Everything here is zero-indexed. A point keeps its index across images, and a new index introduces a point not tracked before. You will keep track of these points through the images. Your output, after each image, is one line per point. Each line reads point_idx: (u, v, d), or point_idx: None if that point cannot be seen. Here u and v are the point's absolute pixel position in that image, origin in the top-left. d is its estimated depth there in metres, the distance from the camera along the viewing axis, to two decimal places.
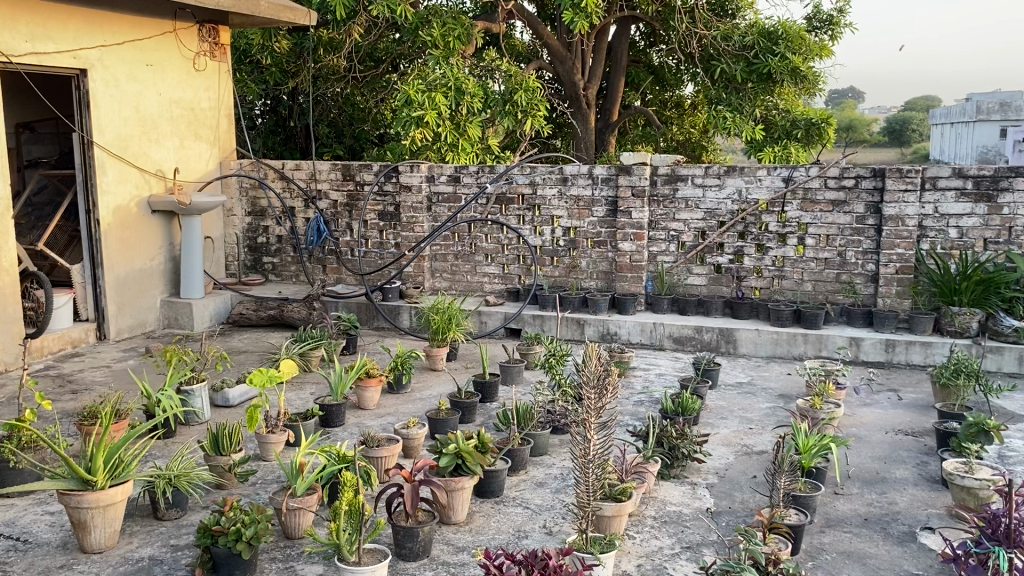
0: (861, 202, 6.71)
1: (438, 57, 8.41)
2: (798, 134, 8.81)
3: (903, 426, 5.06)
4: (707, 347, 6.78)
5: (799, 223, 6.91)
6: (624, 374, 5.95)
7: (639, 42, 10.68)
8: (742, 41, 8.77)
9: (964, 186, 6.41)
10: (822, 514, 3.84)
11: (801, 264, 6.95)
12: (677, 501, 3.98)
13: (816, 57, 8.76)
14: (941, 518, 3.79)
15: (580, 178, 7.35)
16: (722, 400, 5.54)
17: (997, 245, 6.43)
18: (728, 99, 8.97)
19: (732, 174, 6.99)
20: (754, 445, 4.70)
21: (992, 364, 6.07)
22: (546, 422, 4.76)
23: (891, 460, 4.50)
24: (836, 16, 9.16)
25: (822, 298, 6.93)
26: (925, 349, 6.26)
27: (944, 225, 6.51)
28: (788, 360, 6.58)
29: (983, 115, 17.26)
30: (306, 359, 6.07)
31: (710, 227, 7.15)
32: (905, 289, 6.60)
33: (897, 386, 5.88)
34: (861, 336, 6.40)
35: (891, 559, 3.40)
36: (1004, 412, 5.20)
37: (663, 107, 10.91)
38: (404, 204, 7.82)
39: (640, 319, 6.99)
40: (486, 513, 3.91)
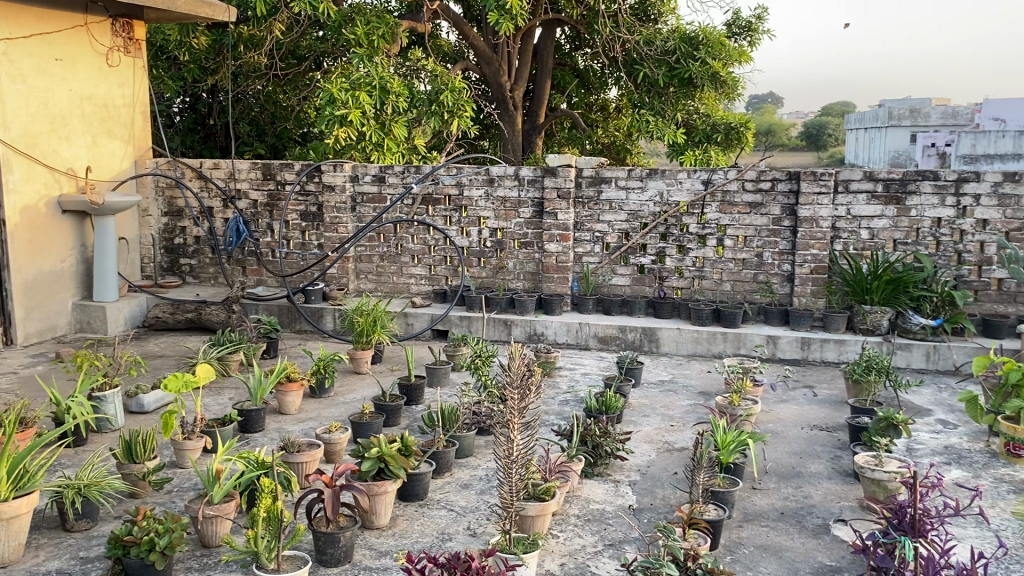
0: (777, 204, 6.89)
1: (362, 55, 8.30)
2: (718, 138, 9.04)
3: (818, 421, 5.21)
4: (631, 346, 6.86)
5: (718, 225, 7.06)
6: (550, 374, 5.97)
7: (564, 46, 10.76)
8: (664, 46, 8.90)
9: (874, 189, 6.65)
10: (739, 509, 3.92)
11: (720, 264, 7.10)
12: (601, 498, 4.02)
13: (735, 62, 8.96)
14: (853, 510, 3.91)
15: (507, 180, 7.35)
16: (645, 398, 5.62)
17: (905, 246, 6.67)
18: (651, 103, 9.11)
19: (654, 177, 7.10)
20: (675, 442, 4.78)
21: (902, 361, 6.31)
22: (471, 423, 4.75)
23: (807, 455, 4.63)
24: (754, 22, 9.37)
25: (741, 298, 7.09)
26: (839, 346, 6.45)
27: (856, 227, 6.73)
28: (708, 358, 6.71)
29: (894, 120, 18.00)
30: (225, 363, 5.93)
31: (633, 229, 7.24)
32: (819, 288, 6.80)
33: (813, 383, 6.06)
34: (778, 334, 6.57)
35: (805, 552, 3.49)
36: (913, 407, 5.40)
37: (589, 110, 11.03)
38: (327, 204, 7.70)
39: (565, 320, 7.03)
40: (409, 517, 3.87)
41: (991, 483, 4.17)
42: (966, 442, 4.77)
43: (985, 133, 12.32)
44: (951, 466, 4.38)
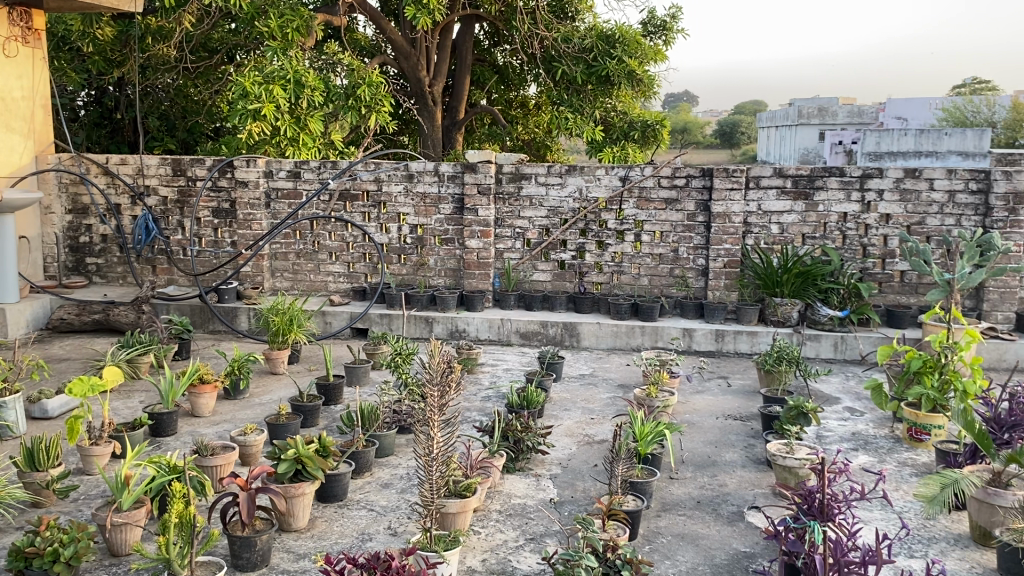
0: (692, 200, 7.03)
1: (275, 48, 8.11)
2: (635, 135, 9.19)
3: (732, 411, 5.35)
4: (552, 341, 6.91)
5: (635, 221, 7.16)
6: (471, 371, 5.95)
7: (483, 42, 10.75)
8: (581, 44, 8.98)
9: (784, 185, 6.84)
10: (657, 499, 3.99)
11: (638, 259, 7.21)
12: (522, 493, 4.03)
13: (651, 61, 9.08)
14: (766, 497, 4.02)
15: (426, 176, 7.31)
16: (566, 392, 5.66)
17: (813, 240, 6.89)
18: (570, 99, 9.14)
19: (573, 173, 7.15)
20: (595, 435, 4.83)
21: (811, 351, 6.52)
22: (391, 422, 4.69)
23: (722, 444, 4.73)
24: (669, 21, 9.54)
25: (658, 292, 7.22)
26: (751, 338, 6.63)
27: (767, 222, 6.92)
28: (627, 351, 6.79)
29: (804, 119, 18.78)
30: (134, 365, 5.73)
31: (553, 225, 7.29)
32: (732, 282, 6.97)
33: (727, 374, 6.22)
34: (694, 327, 6.71)
35: (721, 539, 3.57)
36: (822, 396, 5.58)
37: (509, 106, 11.04)
38: (240, 200, 7.51)
39: (487, 316, 7.02)
40: (328, 518, 3.81)
41: (895, 467, 4.34)
42: (872, 428, 4.96)
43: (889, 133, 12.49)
44: (858, 451, 4.55)
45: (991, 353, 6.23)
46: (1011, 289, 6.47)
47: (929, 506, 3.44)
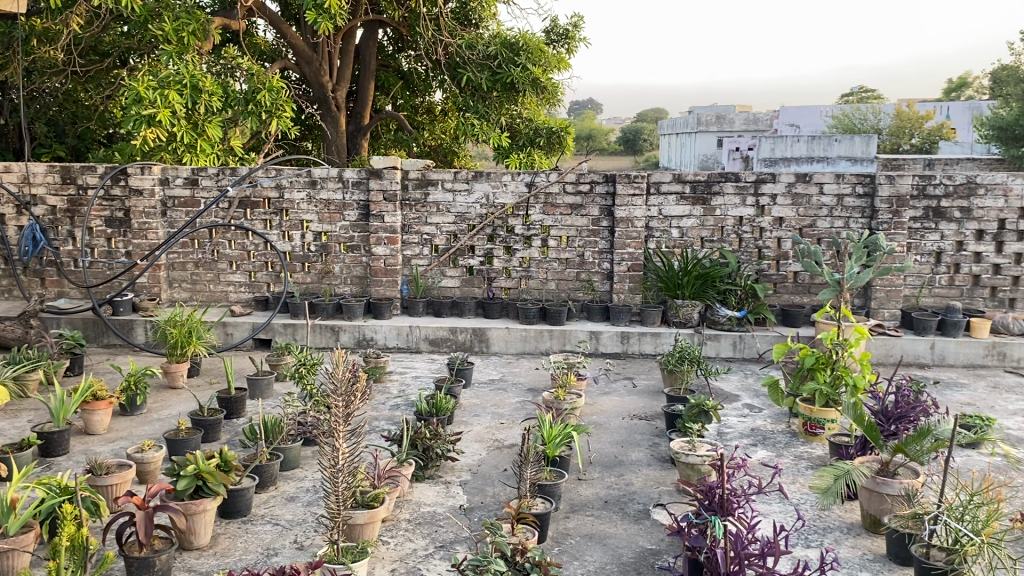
0: (596, 206, 7.15)
1: (171, 52, 7.85)
2: (540, 142, 9.32)
3: (638, 411, 5.46)
4: (461, 347, 6.89)
5: (542, 226, 7.23)
6: (380, 380, 5.88)
7: (387, 47, 10.70)
8: (486, 51, 8.99)
9: (683, 191, 7.04)
10: (566, 501, 4.03)
11: (545, 264, 7.28)
12: (431, 501, 4.01)
13: (555, 68, 9.19)
14: (671, 494, 4.11)
15: (330, 182, 7.20)
16: (476, 398, 5.67)
17: (712, 243, 7.10)
18: (476, 105, 9.12)
19: (479, 179, 7.17)
20: (505, 439, 4.85)
21: (711, 351, 6.71)
22: (296, 433, 4.59)
23: (628, 444, 4.82)
24: (571, 30, 9.67)
25: (565, 296, 7.30)
26: (655, 339, 6.77)
27: (667, 226, 7.11)
28: (535, 355, 6.85)
29: (704, 126, 19.47)
30: (22, 383, 5.44)
31: (461, 231, 7.29)
32: (636, 285, 7.11)
33: (633, 375, 6.34)
34: (600, 329, 6.81)
35: (628, 538, 3.64)
36: (722, 394, 5.75)
37: (415, 112, 10.93)
38: (134, 209, 7.25)
39: (395, 323, 6.94)
40: (231, 535, 3.71)
41: (792, 461, 4.50)
42: (770, 423, 5.14)
43: (783, 138, 13.15)
44: (757, 447, 4.70)
45: (878, 348, 6.54)
46: (896, 287, 6.82)
47: (823, 498, 3.60)
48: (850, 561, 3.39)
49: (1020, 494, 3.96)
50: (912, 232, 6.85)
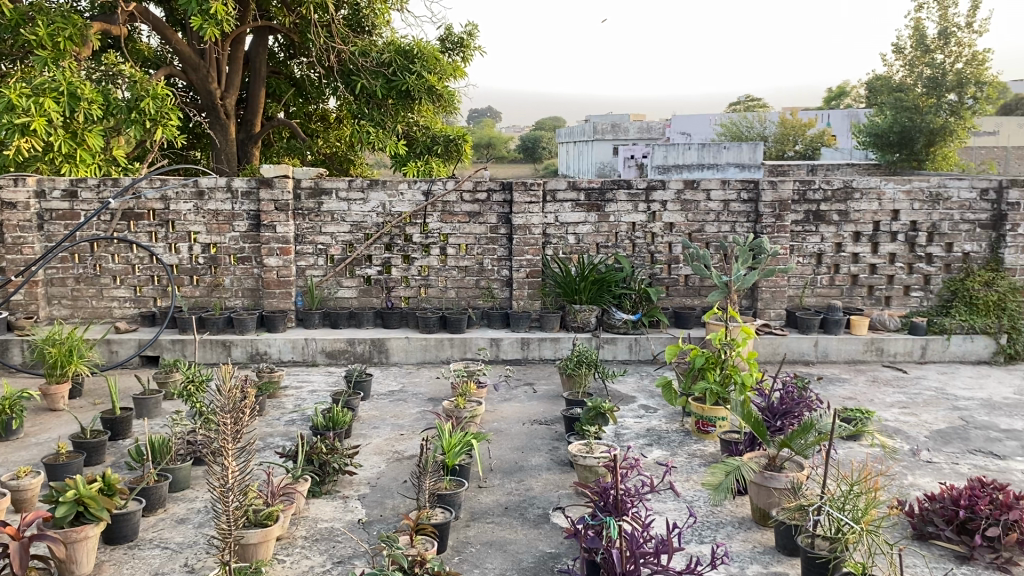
0: (494, 213, 7.19)
1: (45, 58, 7.46)
2: (438, 150, 9.31)
3: (538, 416, 5.50)
4: (360, 358, 6.78)
5: (440, 234, 7.21)
6: (274, 395, 5.73)
7: (279, 54, 10.45)
8: (380, 58, 8.93)
9: (578, 198, 7.15)
10: (466, 509, 4.01)
11: (444, 272, 7.26)
12: (329, 516, 3.92)
13: (450, 77, 9.17)
14: (570, 497, 4.16)
15: (218, 192, 6.99)
16: (375, 410, 5.59)
17: (607, 248, 7.25)
18: (371, 113, 9.02)
19: (375, 188, 7.10)
20: (405, 450, 4.81)
21: (609, 354, 6.83)
22: (185, 453, 4.42)
23: (528, 449, 4.85)
24: (466, 38, 9.69)
25: (465, 304, 7.30)
26: (555, 344, 6.84)
27: (564, 233, 7.21)
28: (436, 364, 6.80)
29: (600, 134, 19.90)
30: None
31: (357, 240, 7.19)
32: (535, 291, 7.18)
33: (533, 380, 6.38)
34: (500, 336, 6.83)
35: (528, 543, 3.65)
36: (620, 396, 5.84)
37: (308, 119, 10.74)
38: (7, 223, 6.87)
39: (290, 336, 6.77)
40: (117, 562, 3.54)
41: (686, 458, 4.62)
42: (664, 423, 5.26)
43: (675, 146, 13.44)
44: (653, 447, 4.80)
45: (766, 347, 6.78)
46: (781, 288, 7.09)
47: (714, 494, 3.68)
48: (742, 555, 3.49)
49: (897, 482, 4.18)
50: (794, 235, 7.15)
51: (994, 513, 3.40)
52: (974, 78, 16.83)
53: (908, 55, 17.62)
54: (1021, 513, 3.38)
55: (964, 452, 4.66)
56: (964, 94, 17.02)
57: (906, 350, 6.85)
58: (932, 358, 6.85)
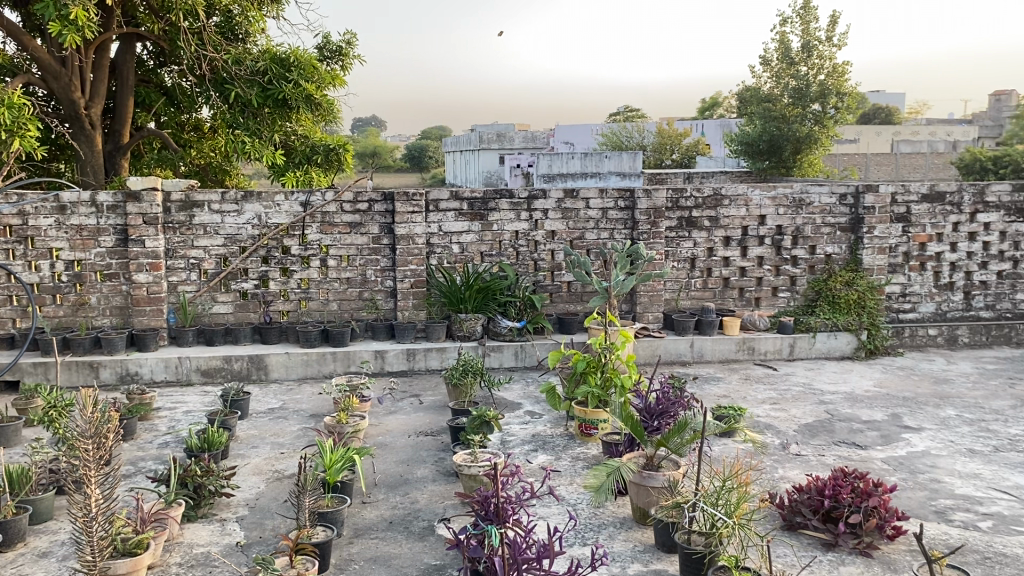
0: (375, 223, 7.12)
1: None
2: (317, 159, 9.18)
3: (424, 427, 5.47)
4: (238, 376, 6.57)
5: (320, 245, 7.09)
6: (146, 418, 5.49)
7: (148, 62, 10.07)
8: (254, 66, 8.67)
9: (461, 207, 7.18)
10: (349, 526, 3.94)
11: (325, 284, 7.13)
12: (205, 541, 3.78)
13: (329, 85, 9.03)
14: (455, 507, 4.15)
15: (82, 207, 6.66)
16: (253, 429, 5.42)
17: (490, 257, 7.30)
18: (246, 123, 8.72)
19: (250, 200, 6.91)
20: (286, 469, 4.69)
21: (495, 362, 6.87)
22: (47, 482, 4.18)
23: (413, 462, 4.81)
24: (344, 47, 9.58)
25: (347, 317, 7.19)
26: (440, 354, 6.83)
27: (448, 242, 7.22)
28: (318, 379, 6.66)
29: (485, 144, 20.04)
30: None
31: (232, 253, 6.98)
32: (419, 301, 7.14)
33: (419, 392, 6.33)
34: (384, 348, 6.76)
35: (412, 556, 3.62)
36: (505, 403, 5.87)
37: (180, 129, 10.32)
38: None
39: (163, 356, 6.50)
40: None
41: (569, 462, 4.68)
42: (549, 428, 5.33)
43: (558, 155, 13.78)
44: (538, 452, 4.84)
45: (645, 349, 6.98)
46: (658, 292, 7.30)
47: (597, 495, 3.74)
48: (622, 555, 3.57)
49: (768, 475, 4.36)
50: (669, 241, 7.38)
51: (855, 501, 3.59)
52: (835, 89, 17.87)
53: (775, 67, 18.46)
54: (880, 499, 3.59)
55: (829, 444, 4.90)
56: (827, 104, 18.06)
57: (775, 348, 7.18)
58: (799, 356, 7.22)
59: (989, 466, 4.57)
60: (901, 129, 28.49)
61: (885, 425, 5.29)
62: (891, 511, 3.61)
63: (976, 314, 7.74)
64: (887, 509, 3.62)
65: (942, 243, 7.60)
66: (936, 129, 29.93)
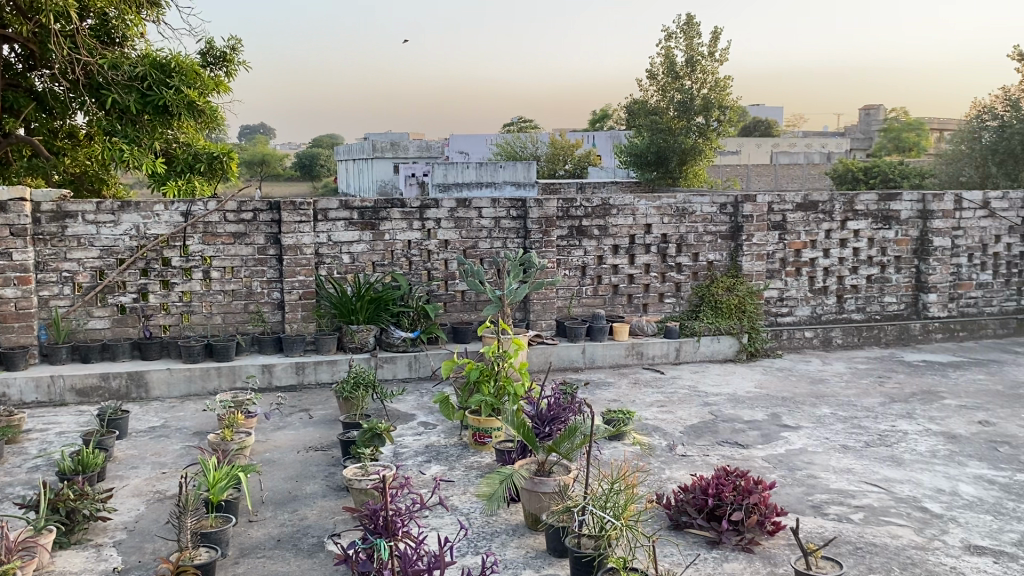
0: (261, 233, 6.95)
1: None
2: (201, 168, 8.90)
3: (313, 442, 5.36)
4: (116, 395, 6.28)
5: (202, 257, 6.87)
6: (15, 441, 5.18)
7: (16, 65, 9.46)
8: (132, 71, 8.30)
9: (351, 216, 7.09)
10: (235, 546, 3.82)
11: (209, 297, 6.90)
12: (79, 568, 3.59)
13: (212, 92, 8.81)
14: (346, 522, 4.09)
15: None
16: (133, 449, 5.20)
17: (382, 267, 7.23)
18: (124, 130, 8.36)
19: (127, 210, 6.64)
20: (167, 489, 4.51)
21: (388, 373, 6.81)
22: None
23: (302, 477, 4.71)
24: (228, 53, 9.33)
25: (233, 330, 6.98)
26: (331, 367, 6.72)
27: (338, 252, 7.11)
28: (202, 396, 6.45)
29: (378, 153, 19.91)
30: None
31: (108, 266, 6.68)
32: (309, 313, 7.00)
33: (308, 406, 6.21)
34: (272, 362, 6.59)
35: (301, 573, 3.55)
36: (397, 415, 5.82)
37: (52, 136, 9.79)
38: None
39: (33, 375, 6.15)
40: None
41: (463, 472, 4.68)
42: (443, 438, 5.31)
43: (453, 163, 13.73)
44: (431, 463, 4.82)
45: (538, 357, 7.05)
46: (550, 300, 7.39)
47: (489, 503, 3.76)
48: (515, 561, 3.59)
49: (656, 477, 4.48)
50: (560, 250, 7.49)
51: (738, 498, 3.74)
52: (718, 103, 18.57)
53: (661, 81, 18.98)
54: (760, 496, 3.75)
55: (713, 444, 5.06)
56: (710, 117, 18.73)
57: (662, 352, 7.39)
58: (685, 359, 7.45)
59: (860, 461, 4.82)
60: (780, 141, 29.81)
61: (766, 425, 5.50)
62: (770, 507, 3.78)
63: (848, 317, 8.16)
64: (766, 506, 3.79)
65: (815, 249, 7.98)
66: (811, 141, 31.47)
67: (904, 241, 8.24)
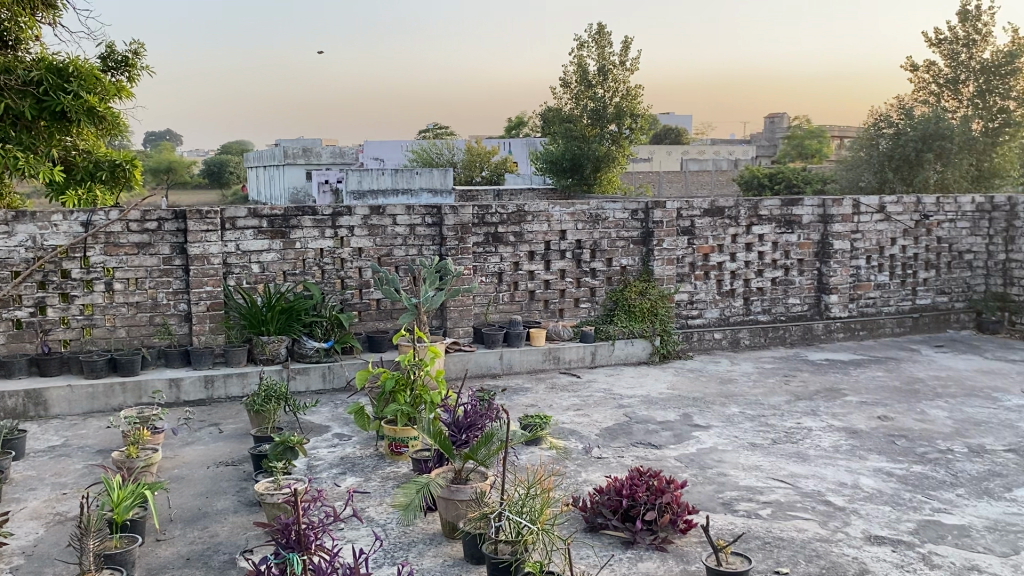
0: (166, 243, 6.75)
1: None
2: (102, 176, 8.58)
3: (223, 457, 5.22)
4: (12, 414, 5.99)
5: (104, 268, 6.62)
6: None
7: None
8: (27, 75, 7.92)
9: (260, 225, 6.96)
10: (141, 566, 3.70)
11: (112, 309, 6.66)
12: None
13: (113, 97, 8.52)
14: (258, 538, 4.00)
15: None
16: (31, 470, 4.97)
17: (294, 276, 7.12)
18: (18, 137, 7.97)
19: (22, 220, 6.34)
20: (69, 511, 4.34)
21: (301, 384, 6.70)
22: None
23: (212, 494, 4.59)
24: (130, 57, 9.04)
25: (139, 343, 6.75)
26: (241, 379, 6.58)
27: (247, 261, 6.97)
28: (106, 413, 6.21)
29: (290, 159, 19.58)
30: None
31: (2, 279, 6.36)
32: (217, 324, 6.83)
33: (218, 420, 6.05)
34: (179, 376, 6.41)
35: None
36: (311, 427, 5.72)
37: None
38: None
39: None
40: None
41: (378, 482, 4.64)
42: (358, 449, 5.25)
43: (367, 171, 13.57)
44: (346, 475, 4.76)
45: (455, 364, 7.04)
46: (467, 307, 7.38)
47: (406, 513, 3.72)
48: (432, 570, 3.58)
49: (572, 480, 4.53)
50: (476, 256, 7.50)
51: (650, 498, 3.81)
52: (630, 111, 18.96)
53: (574, 89, 19.18)
54: (673, 495, 3.82)
55: (627, 446, 5.15)
56: (622, 125, 19.09)
57: (578, 356, 7.48)
58: (601, 362, 7.57)
59: (768, 458, 4.98)
60: (690, 148, 30.58)
61: (678, 425, 5.63)
62: (682, 505, 3.86)
63: (755, 318, 8.41)
64: (679, 505, 3.87)
65: (723, 253, 8.21)
66: (719, 148, 32.36)
67: (807, 244, 8.54)
